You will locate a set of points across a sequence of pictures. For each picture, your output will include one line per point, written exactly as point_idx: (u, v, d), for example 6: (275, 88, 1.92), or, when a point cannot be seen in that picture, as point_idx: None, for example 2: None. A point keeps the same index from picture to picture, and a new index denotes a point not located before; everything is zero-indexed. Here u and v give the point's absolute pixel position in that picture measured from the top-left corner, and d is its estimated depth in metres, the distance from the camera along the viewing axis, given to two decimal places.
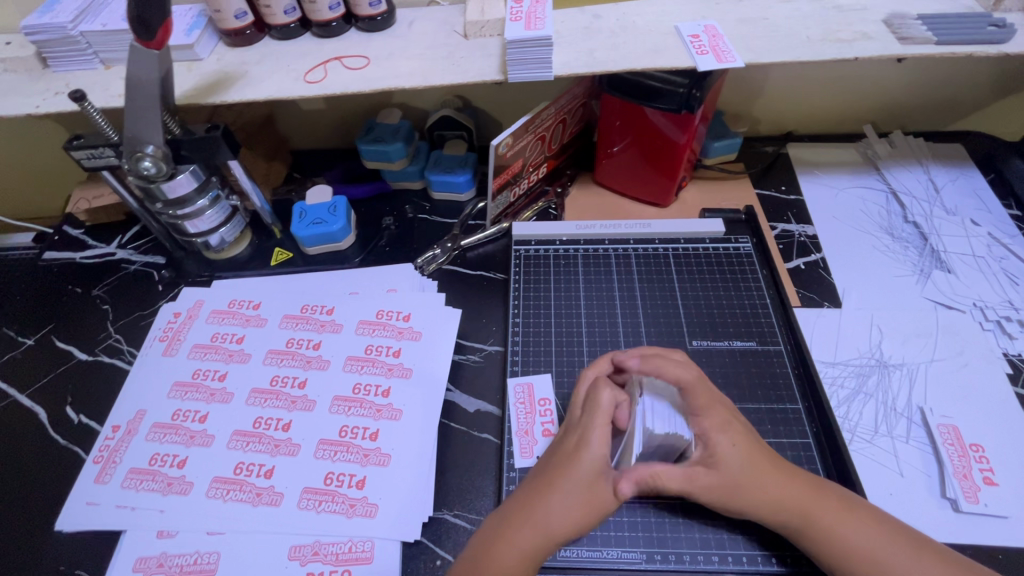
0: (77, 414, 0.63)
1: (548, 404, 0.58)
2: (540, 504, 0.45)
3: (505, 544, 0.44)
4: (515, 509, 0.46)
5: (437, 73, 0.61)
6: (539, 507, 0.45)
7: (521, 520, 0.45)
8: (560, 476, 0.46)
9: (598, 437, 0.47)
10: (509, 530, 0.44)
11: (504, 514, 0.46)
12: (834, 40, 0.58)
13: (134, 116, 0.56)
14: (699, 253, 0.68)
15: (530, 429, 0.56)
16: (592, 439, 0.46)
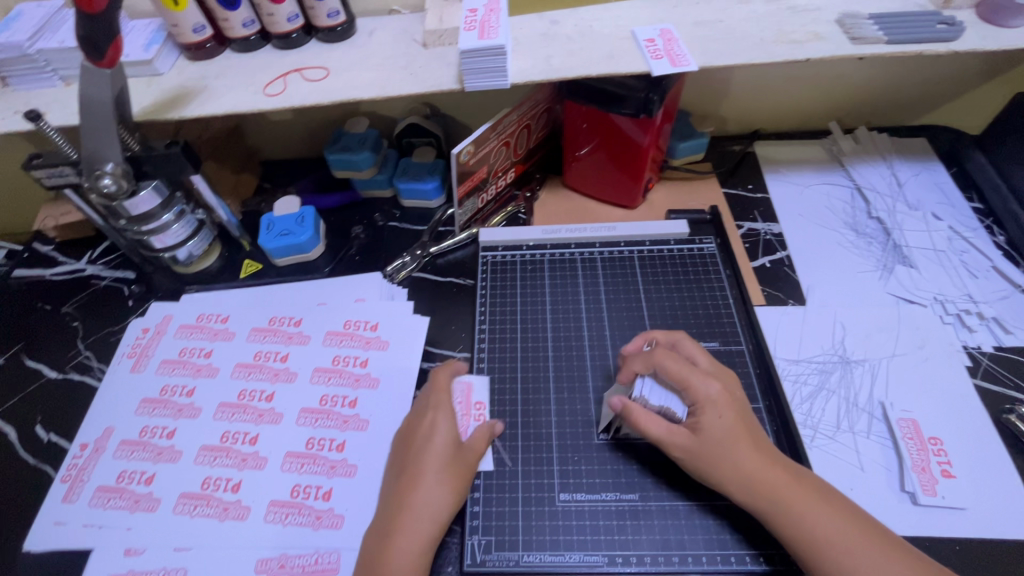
0: (46, 433, 0.63)
1: (483, 408, 0.57)
2: (416, 493, 0.48)
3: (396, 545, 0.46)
4: (391, 509, 0.49)
5: (396, 83, 0.61)
6: (412, 495, 0.48)
7: (402, 512, 0.48)
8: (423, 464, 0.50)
9: (440, 417, 0.53)
10: (394, 531, 0.47)
11: (384, 516, 0.49)
12: (788, 41, 0.59)
13: (90, 134, 0.55)
14: (664, 254, 0.69)
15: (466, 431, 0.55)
16: (439, 422, 0.52)
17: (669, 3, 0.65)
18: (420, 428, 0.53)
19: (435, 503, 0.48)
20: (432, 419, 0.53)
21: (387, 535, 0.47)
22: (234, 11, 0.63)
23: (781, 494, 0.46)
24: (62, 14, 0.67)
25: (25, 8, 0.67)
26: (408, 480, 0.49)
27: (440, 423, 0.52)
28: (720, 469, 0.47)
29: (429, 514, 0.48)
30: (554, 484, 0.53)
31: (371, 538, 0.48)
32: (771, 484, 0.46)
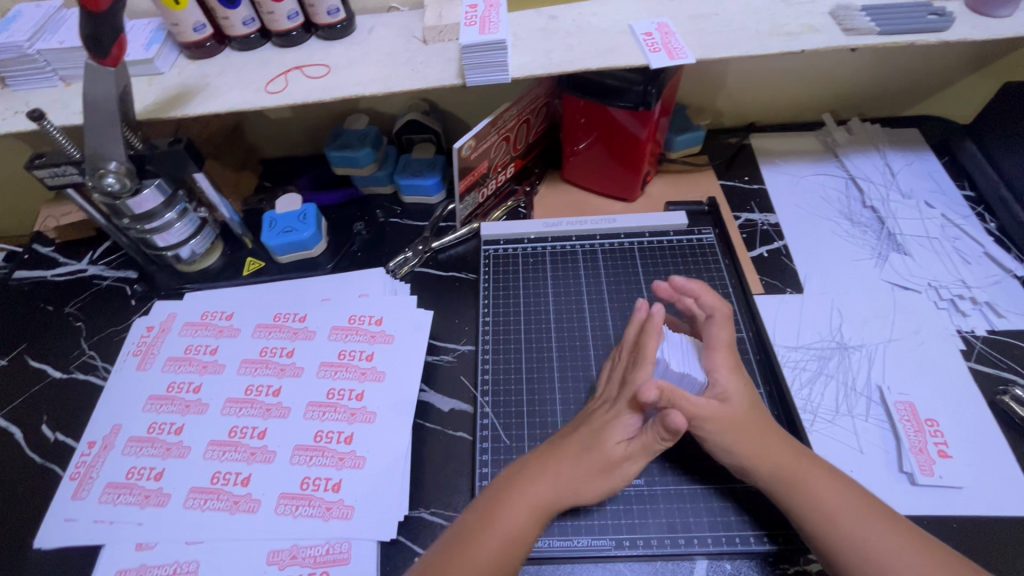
0: (52, 432, 0.64)
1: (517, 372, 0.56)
2: (508, 517, 0.46)
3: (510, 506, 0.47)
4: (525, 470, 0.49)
5: (397, 79, 0.62)
6: (511, 524, 0.46)
7: (490, 533, 0.45)
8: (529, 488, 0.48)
9: (584, 447, 0.49)
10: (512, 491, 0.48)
11: (464, 527, 0.46)
12: (782, 33, 0.60)
13: (94, 133, 0.56)
14: (664, 245, 0.70)
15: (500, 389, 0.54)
16: (620, 424, 0.50)
17: None
18: (552, 452, 0.50)
19: (522, 527, 0.46)
20: (567, 447, 0.50)
21: (460, 547, 0.45)
22: (234, 9, 0.63)
23: (786, 476, 0.47)
24: (61, 15, 0.67)
25: (23, 9, 0.67)
26: (507, 497, 0.47)
27: (590, 449, 0.49)
28: (728, 442, 0.49)
29: (509, 539, 0.45)
30: None
31: (439, 544, 0.46)
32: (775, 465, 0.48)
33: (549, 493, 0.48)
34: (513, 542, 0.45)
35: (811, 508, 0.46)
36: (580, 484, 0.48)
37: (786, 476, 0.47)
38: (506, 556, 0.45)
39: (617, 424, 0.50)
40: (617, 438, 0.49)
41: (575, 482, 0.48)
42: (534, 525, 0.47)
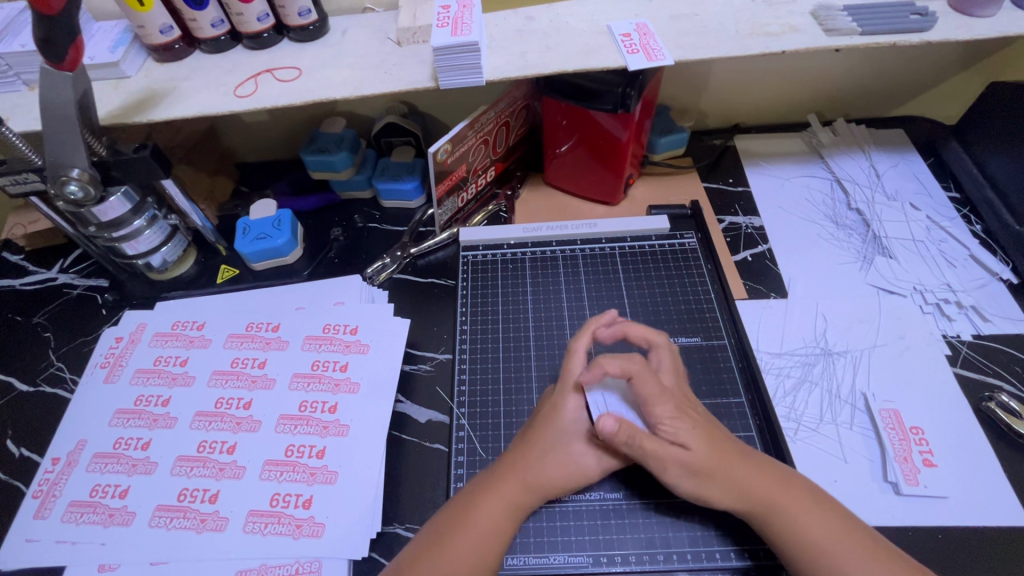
0: (17, 447, 0.62)
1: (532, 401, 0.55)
2: (478, 512, 0.45)
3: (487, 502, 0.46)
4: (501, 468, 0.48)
5: (370, 82, 0.60)
6: (481, 517, 0.45)
7: (459, 528, 0.44)
8: (501, 479, 0.47)
9: (545, 429, 0.49)
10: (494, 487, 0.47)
11: (435, 525, 0.45)
12: (763, 34, 0.59)
13: (54, 140, 0.54)
14: (646, 250, 0.69)
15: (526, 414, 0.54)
16: (567, 403, 0.50)
17: None
18: (517, 443, 0.50)
19: (496, 518, 0.45)
20: (533, 434, 0.50)
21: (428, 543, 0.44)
22: (202, 10, 0.62)
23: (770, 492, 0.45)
24: (24, 17, 0.65)
25: None
26: (475, 490, 0.47)
27: (549, 431, 0.49)
28: (703, 473, 0.46)
29: (484, 535, 0.44)
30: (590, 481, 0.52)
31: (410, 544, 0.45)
32: (759, 480, 0.46)
33: (519, 482, 0.47)
34: (488, 535, 0.44)
35: (790, 537, 0.44)
36: (549, 469, 0.48)
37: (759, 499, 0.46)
38: (481, 551, 0.44)
39: (565, 401, 0.51)
40: (568, 417, 0.50)
41: (545, 469, 0.48)
42: (509, 518, 0.46)
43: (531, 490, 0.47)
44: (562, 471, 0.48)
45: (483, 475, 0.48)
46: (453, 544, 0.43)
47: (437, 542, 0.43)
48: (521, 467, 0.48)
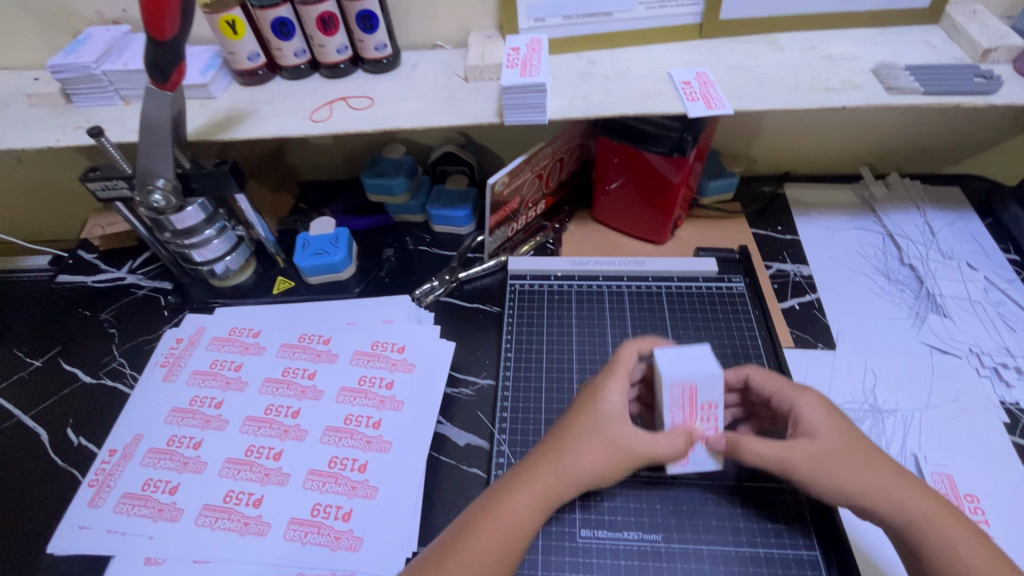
0: (77, 436, 0.65)
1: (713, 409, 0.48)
2: (500, 515, 0.44)
3: (517, 493, 0.45)
4: (533, 458, 0.47)
5: (437, 114, 0.63)
6: (507, 518, 0.44)
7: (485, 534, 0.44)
8: (535, 470, 0.46)
9: (579, 428, 0.47)
10: (525, 478, 0.46)
11: (462, 524, 0.45)
12: (823, 89, 0.60)
13: (147, 152, 0.59)
14: (693, 291, 0.68)
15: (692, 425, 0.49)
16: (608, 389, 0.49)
17: (704, 47, 0.67)
18: (552, 434, 0.48)
19: (521, 518, 0.44)
20: (568, 428, 0.48)
21: (452, 545, 0.44)
22: (288, 40, 0.66)
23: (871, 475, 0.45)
24: (128, 39, 0.71)
25: (94, 31, 0.72)
26: (505, 485, 0.46)
27: (586, 427, 0.47)
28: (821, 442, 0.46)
29: (513, 529, 0.44)
30: (643, 531, 0.51)
31: (435, 541, 0.45)
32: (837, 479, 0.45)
33: (552, 480, 0.46)
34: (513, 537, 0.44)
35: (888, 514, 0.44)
36: (586, 460, 0.46)
37: (885, 481, 0.44)
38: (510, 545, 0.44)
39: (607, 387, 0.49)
40: (610, 403, 0.48)
41: (579, 460, 0.46)
42: (538, 517, 0.45)
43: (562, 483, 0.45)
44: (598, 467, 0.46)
45: (512, 472, 0.47)
46: (474, 546, 0.43)
47: (457, 546, 0.43)
48: (552, 467, 0.46)
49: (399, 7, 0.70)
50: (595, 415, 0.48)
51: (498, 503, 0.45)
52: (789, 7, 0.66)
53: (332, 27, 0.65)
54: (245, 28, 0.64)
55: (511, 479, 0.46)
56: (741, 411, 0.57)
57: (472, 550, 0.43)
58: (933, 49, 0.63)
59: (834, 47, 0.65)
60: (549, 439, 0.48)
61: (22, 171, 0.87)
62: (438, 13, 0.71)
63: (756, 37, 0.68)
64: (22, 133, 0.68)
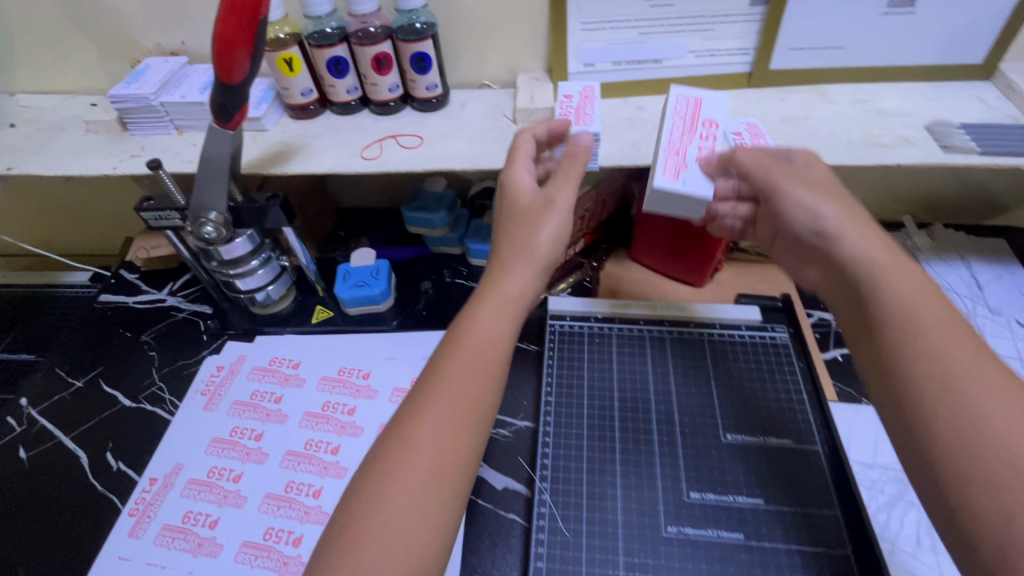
0: (116, 461, 0.66)
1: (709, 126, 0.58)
2: (458, 369, 0.45)
3: (463, 356, 0.45)
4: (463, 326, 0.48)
5: (487, 157, 0.64)
6: (463, 372, 0.45)
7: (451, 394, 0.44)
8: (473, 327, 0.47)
9: (501, 277, 0.50)
10: (461, 344, 0.46)
11: (417, 394, 0.44)
12: (876, 145, 0.60)
13: (203, 185, 0.60)
14: (737, 339, 0.67)
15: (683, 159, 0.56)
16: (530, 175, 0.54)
17: (753, 96, 0.68)
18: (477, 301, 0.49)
19: (479, 373, 0.45)
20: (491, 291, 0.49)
21: (414, 411, 0.43)
22: (342, 78, 0.67)
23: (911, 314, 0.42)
24: (185, 71, 0.73)
25: (152, 62, 0.74)
26: (446, 355, 0.46)
27: (506, 278, 0.50)
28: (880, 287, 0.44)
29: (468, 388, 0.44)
30: None
31: (392, 418, 0.44)
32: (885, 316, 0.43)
33: (491, 327, 0.47)
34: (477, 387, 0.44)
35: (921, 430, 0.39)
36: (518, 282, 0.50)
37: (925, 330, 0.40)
38: (468, 406, 0.44)
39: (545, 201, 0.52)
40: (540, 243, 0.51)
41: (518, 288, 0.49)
42: (490, 369, 0.46)
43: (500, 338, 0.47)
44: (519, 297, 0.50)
45: (449, 337, 0.47)
46: (443, 402, 0.43)
47: (421, 408, 0.43)
48: (489, 317, 0.48)
49: (451, 48, 0.72)
50: (511, 264, 0.50)
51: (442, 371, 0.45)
52: (840, 61, 0.66)
53: (385, 67, 0.66)
54: (300, 66, 0.66)
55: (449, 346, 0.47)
56: (784, 468, 0.57)
57: (439, 406, 0.43)
58: (987, 107, 0.63)
59: (885, 101, 0.65)
60: (471, 298, 0.49)
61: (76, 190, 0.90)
62: (488, 55, 0.72)
63: (806, 88, 0.68)
64: (79, 159, 0.70)
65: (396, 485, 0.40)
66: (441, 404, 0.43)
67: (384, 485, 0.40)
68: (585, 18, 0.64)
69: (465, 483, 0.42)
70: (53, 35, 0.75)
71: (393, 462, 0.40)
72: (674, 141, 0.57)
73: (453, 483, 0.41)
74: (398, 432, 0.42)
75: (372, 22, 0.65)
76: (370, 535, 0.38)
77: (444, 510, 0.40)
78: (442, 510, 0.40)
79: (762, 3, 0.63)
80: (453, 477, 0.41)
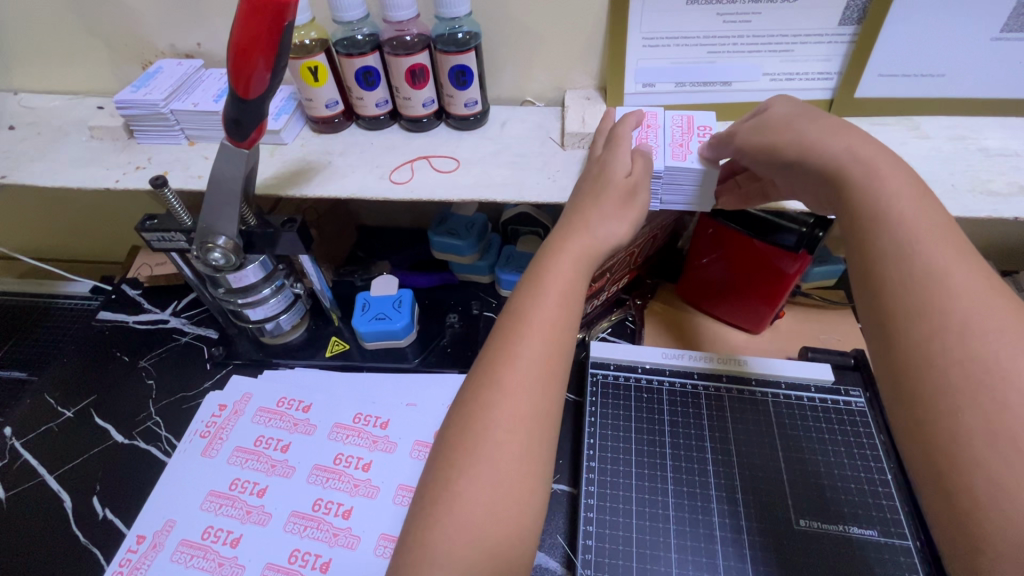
0: (102, 507, 0.59)
1: (707, 130, 0.54)
2: (511, 373, 0.40)
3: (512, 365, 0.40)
4: (507, 325, 0.42)
5: (531, 187, 0.57)
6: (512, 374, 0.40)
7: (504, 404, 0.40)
8: (521, 327, 0.42)
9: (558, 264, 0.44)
10: (512, 350, 0.41)
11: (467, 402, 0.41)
12: (984, 193, 0.52)
13: (211, 208, 0.52)
14: (805, 404, 0.59)
15: (685, 143, 0.52)
16: (613, 162, 0.48)
17: None
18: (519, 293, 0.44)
19: (521, 388, 0.40)
20: (538, 281, 0.43)
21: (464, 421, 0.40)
22: (371, 90, 0.60)
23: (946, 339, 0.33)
24: (199, 75, 0.66)
25: (165, 64, 0.67)
26: (494, 359, 0.41)
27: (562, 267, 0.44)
28: (913, 305, 0.34)
29: (523, 406, 0.39)
30: None
31: (439, 437, 0.40)
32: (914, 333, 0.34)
33: (545, 323, 0.42)
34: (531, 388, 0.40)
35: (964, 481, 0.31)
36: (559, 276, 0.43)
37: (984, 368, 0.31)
38: (527, 425, 0.39)
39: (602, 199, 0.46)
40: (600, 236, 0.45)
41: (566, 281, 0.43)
42: (545, 380, 0.41)
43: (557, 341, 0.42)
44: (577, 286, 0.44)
45: (495, 339, 0.42)
46: (493, 414, 0.39)
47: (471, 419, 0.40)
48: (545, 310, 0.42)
49: (492, 61, 0.64)
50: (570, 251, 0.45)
51: (493, 380, 0.40)
52: (936, 91, 0.58)
53: (421, 80, 0.58)
54: (327, 75, 0.59)
55: (496, 348, 0.42)
56: (865, 567, 0.49)
57: (491, 419, 0.39)
58: None
59: (989, 139, 0.57)
60: (523, 290, 0.44)
61: (87, 201, 0.85)
62: (534, 69, 0.65)
63: (894, 119, 0.60)
64: (79, 170, 0.63)
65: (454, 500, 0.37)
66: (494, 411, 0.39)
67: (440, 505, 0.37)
68: (649, 33, 0.57)
69: (530, 518, 0.38)
70: (59, 31, 0.68)
71: (449, 482, 0.38)
72: (674, 137, 0.53)
73: (522, 495, 0.38)
74: (445, 458, 0.39)
75: (409, 30, 0.58)
76: (434, 565, 0.35)
77: (513, 524, 0.37)
78: (514, 526, 0.37)
79: (853, 23, 0.55)
80: (517, 495, 0.37)
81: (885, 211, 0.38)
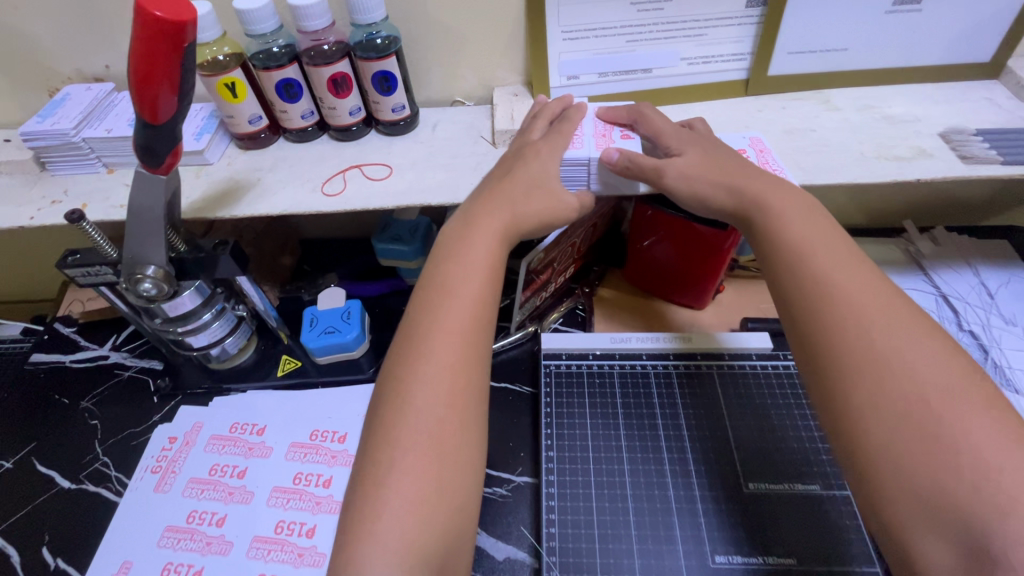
0: (54, 557, 0.57)
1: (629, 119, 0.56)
2: (422, 379, 0.40)
3: (421, 372, 0.40)
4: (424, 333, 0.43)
5: (467, 188, 0.58)
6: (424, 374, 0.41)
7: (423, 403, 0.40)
8: (438, 331, 0.42)
9: (451, 264, 0.45)
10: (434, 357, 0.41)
11: (378, 410, 0.41)
12: (891, 158, 0.55)
13: (136, 237, 0.50)
14: (746, 373, 0.62)
15: (608, 132, 0.54)
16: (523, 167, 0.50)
17: (752, 105, 0.63)
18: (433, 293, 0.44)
19: (440, 393, 0.40)
20: (451, 288, 0.44)
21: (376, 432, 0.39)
22: (295, 102, 0.59)
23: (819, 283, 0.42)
24: (110, 99, 0.64)
25: (72, 90, 0.64)
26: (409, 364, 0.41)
27: (460, 260, 0.45)
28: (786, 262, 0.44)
29: (440, 407, 0.40)
30: None
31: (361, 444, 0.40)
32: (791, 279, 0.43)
33: (457, 329, 0.43)
34: (450, 387, 0.41)
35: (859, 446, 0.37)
36: (464, 281, 0.44)
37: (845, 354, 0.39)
38: (443, 426, 0.39)
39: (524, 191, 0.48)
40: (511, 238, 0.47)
41: (482, 290, 0.45)
42: (454, 380, 0.41)
43: (467, 342, 0.42)
44: (478, 280, 0.45)
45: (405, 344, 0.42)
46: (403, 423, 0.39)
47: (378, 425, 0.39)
48: (450, 306, 0.43)
49: (416, 63, 0.64)
50: (457, 247, 0.46)
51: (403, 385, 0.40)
52: (842, 65, 0.61)
53: (344, 88, 0.57)
54: (246, 91, 0.57)
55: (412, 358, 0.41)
56: (809, 518, 0.52)
57: (404, 427, 0.39)
58: (999, 108, 0.59)
59: (893, 107, 0.61)
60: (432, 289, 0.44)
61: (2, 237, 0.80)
62: (460, 70, 0.65)
63: (807, 93, 0.63)
64: None
65: (373, 508, 0.37)
66: (410, 406, 0.40)
67: (361, 513, 0.37)
68: (566, 25, 0.57)
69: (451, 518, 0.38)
70: None
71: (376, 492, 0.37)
72: (596, 127, 0.54)
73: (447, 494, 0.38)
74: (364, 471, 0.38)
75: (326, 38, 0.57)
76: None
77: (432, 523, 0.37)
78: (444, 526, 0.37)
79: (759, 5, 0.57)
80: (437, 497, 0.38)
81: (760, 212, 0.47)
